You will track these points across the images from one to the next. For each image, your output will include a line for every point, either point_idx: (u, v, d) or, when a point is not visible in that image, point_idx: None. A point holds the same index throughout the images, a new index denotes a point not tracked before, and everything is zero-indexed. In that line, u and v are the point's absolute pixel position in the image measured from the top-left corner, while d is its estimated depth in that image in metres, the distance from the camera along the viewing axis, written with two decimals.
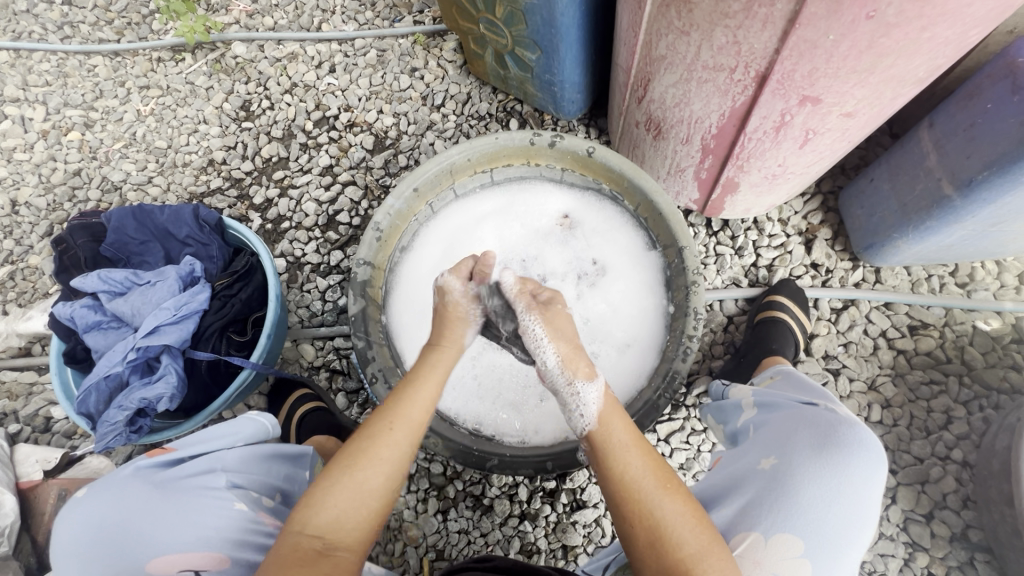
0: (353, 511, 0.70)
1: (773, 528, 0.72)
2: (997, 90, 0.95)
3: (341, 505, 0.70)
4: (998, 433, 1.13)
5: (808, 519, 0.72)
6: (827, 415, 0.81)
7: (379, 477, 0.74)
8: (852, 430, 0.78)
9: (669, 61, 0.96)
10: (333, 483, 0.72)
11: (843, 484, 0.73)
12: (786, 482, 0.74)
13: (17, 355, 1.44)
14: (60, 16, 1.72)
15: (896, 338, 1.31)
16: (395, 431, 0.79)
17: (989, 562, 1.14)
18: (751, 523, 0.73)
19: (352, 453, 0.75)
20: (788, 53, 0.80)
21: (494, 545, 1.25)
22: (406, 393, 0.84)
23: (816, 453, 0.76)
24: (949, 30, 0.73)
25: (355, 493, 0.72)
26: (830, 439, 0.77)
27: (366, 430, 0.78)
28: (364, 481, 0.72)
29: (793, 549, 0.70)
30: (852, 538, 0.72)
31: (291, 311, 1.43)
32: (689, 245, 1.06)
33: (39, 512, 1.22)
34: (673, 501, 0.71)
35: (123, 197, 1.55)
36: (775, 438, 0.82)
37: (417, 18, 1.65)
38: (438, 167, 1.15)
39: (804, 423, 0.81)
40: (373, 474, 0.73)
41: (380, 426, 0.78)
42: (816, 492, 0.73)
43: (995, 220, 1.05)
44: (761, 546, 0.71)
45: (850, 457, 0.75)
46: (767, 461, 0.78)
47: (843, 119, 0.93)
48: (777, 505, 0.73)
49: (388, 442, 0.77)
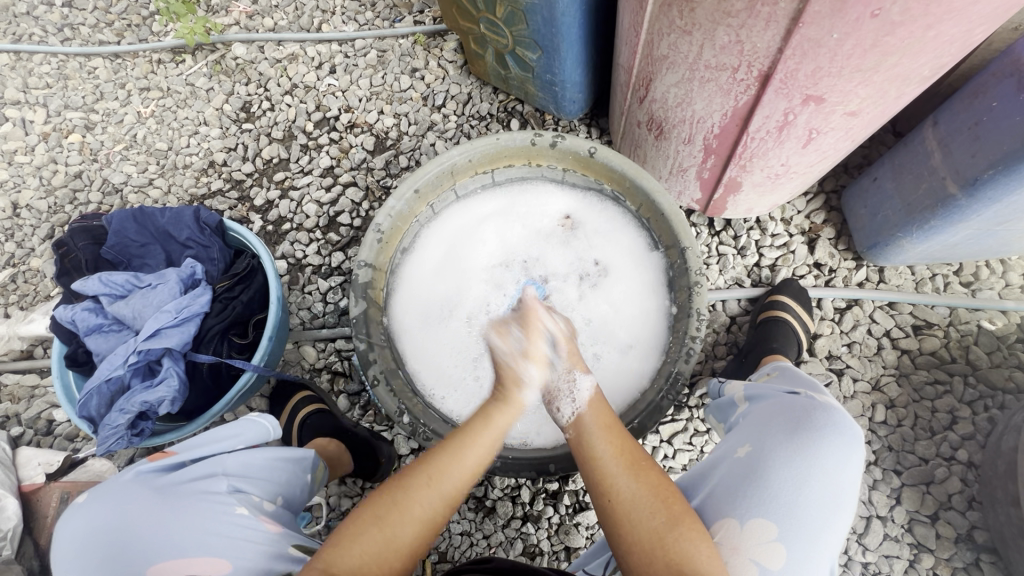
0: (378, 561, 0.66)
1: (749, 513, 0.71)
2: (1002, 87, 0.94)
3: (366, 555, 0.66)
4: (1004, 433, 1.12)
5: (783, 504, 0.71)
6: (803, 403, 0.81)
7: (409, 531, 0.70)
8: (825, 414, 0.78)
9: (671, 60, 0.95)
10: (364, 531, 0.68)
11: (814, 468, 0.73)
12: (761, 467, 0.74)
13: (19, 358, 1.44)
14: (60, 18, 1.72)
15: (901, 338, 1.30)
16: (433, 487, 0.73)
17: (995, 563, 1.13)
18: (727, 509, 0.73)
19: (385, 503, 0.71)
20: (792, 52, 0.79)
21: (496, 546, 1.24)
22: (461, 439, 0.79)
23: (789, 437, 0.76)
24: (954, 28, 0.72)
25: (382, 546, 0.68)
26: (803, 424, 0.77)
27: (402, 479, 0.73)
28: (394, 534, 0.68)
29: (766, 533, 0.69)
30: (829, 523, 0.71)
31: (293, 312, 1.42)
32: (692, 245, 1.06)
33: (42, 516, 1.22)
34: (641, 479, 0.74)
35: (124, 199, 1.55)
36: (753, 426, 0.81)
37: (417, 18, 1.64)
38: (439, 168, 1.14)
39: (779, 410, 0.82)
40: (403, 525, 0.69)
41: (419, 477, 0.73)
42: (789, 476, 0.73)
43: (1000, 219, 1.05)
44: (738, 531, 0.70)
45: (823, 440, 0.75)
46: (744, 448, 0.78)
47: (846, 118, 0.93)
48: (751, 491, 0.73)
49: (424, 496, 0.72)
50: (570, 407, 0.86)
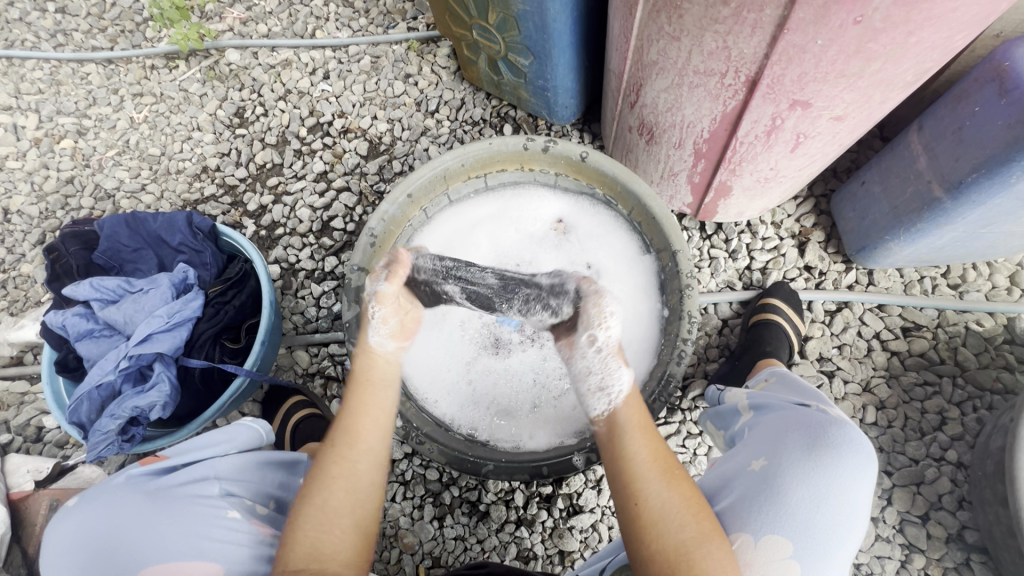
0: (325, 536, 0.72)
1: (763, 529, 0.72)
2: (984, 92, 0.96)
3: (314, 539, 0.71)
4: (992, 434, 1.13)
5: (798, 521, 0.72)
6: (817, 417, 0.81)
7: (339, 499, 0.76)
8: (841, 430, 0.78)
9: (660, 66, 0.97)
10: (301, 512, 0.75)
11: (832, 486, 0.74)
12: (777, 482, 0.74)
13: (9, 364, 1.43)
14: (53, 24, 1.72)
15: (890, 340, 1.31)
16: (340, 449, 0.80)
17: (985, 562, 1.14)
18: (741, 524, 0.73)
19: (310, 484, 0.77)
20: (777, 58, 0.80)
21: (490, 551, 1.24)
22: (355, 408, 0.85)
23: (808, 453, 0.76)
24: (935, 35, 0.73)
25: (321, 521, 0.73)
26: (821, 439, 0.77)
27: (319, 459, 0.80)
28: (328, 503, 0.75)
29: (782, 550, 0.70)
30: (840, 541, 0.72)
31: (286, 318, 1.42)
32: (683, 248, 1.07)
33: (31, 523, 1.21)
34: (674, 489, 0.74)
35: (116, 205, 1.54)
36: (766, 438, 0.81)
37: (411, 25, 1.66)
38: (432, 172, 1.15)
39: (795, 423, 0.81)
40: (331, 497, 0.76)
41: (330, 454, 0.80)
42: (805, 492, 0.73)
43: (984, 221, 1.06)
44: (752, 548, 0.71)
45: (842, 459, 0.75)
46: (759, 461, 0.78)
47: (833, 123, 0.94)
48: (767, 506, 0.73)
49: (341, 460, 0.79)
50: (604, 401, 0.87)
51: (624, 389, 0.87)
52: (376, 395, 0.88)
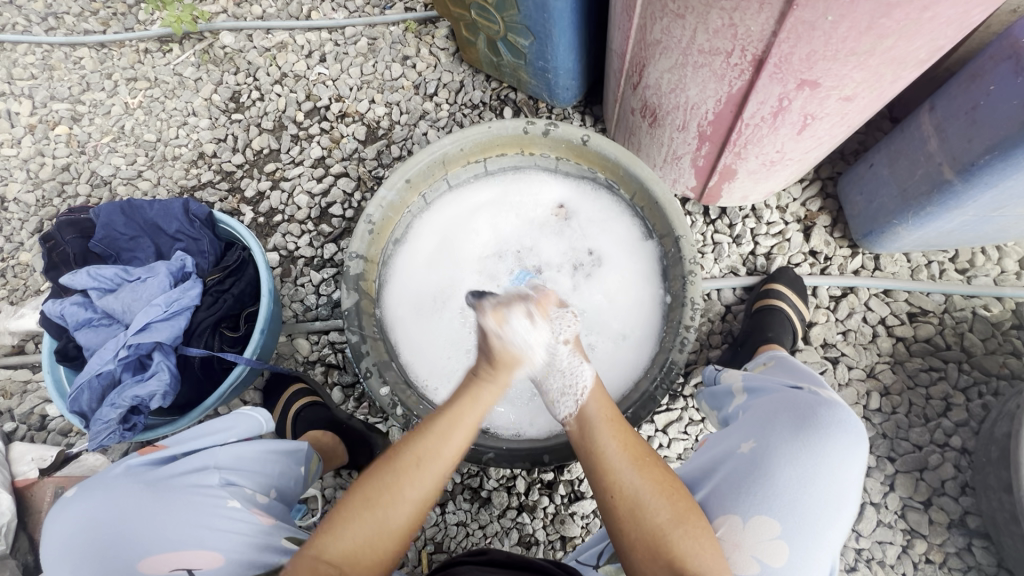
0: (371, 546, 0.69)
1: (751, 510, 0.72)
2: (999, 71, 0.93)
3: (357, 544, 0.68)
4: (997, 420, 1.12)
5: (786, 501, 0.71)
6: (807, 399, 0.81)
7: (401, 515, 0.71)
8: (830, 411, 0.78)
9: (664, 45, 0.94)
10: (354, 515, 0.70)
11: (822, 467, 0.73)
12: (766, 463, 0.74)
13: (10, 353, 1.43)
14: (44, 7, 1.69)
15: (896, 325, 1.30)
16: (425, 467, 0.74)
17: (987, 547, 1.14)
18: (730, 505, 0.73)
19: (375, 487, 0.72)
20: (786, 35, 0.77)
21: (492, 537, 1.24)
22: (445, 421, 0.78)
23: (796, 436, 0.75)
24: (951, 10, 0.71)
25: (375, 532, 0.69)
26: (809, 421, 0.77)
27: (392, 461, 0.74)
28: (385, 519, 0.70)
29: (769, 531, 0.70)
30: (830, 521, 0.72)
31: (285, 305, 1.41)
32: (686, 233, 1.04)
33: (37, 510, 1.21)
34: (646, 474, 0.74)
35: (113, 191, 1.53)
36: (757, 421, 0.81)
37: (408, 5, 1.61)
38: (430, 157, 1.13)
39: (785, 405, 0.81)
40: (393, 510, 0.70)
41: (411, 461, 0.73)
42: (795, 473, 0.73)
43: (996, 204, 1.04)
44: (740, 529, 0.71)
45: (831, 440, 0.75)
46: (747, 443, 0.78)
47: (841, 103, 0.91)
48: (756, 488, 0.73)
49: (417, 478, 0.73)
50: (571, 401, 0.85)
51: (587, 385, 0.86)
52: (475, 397, 0.81)
